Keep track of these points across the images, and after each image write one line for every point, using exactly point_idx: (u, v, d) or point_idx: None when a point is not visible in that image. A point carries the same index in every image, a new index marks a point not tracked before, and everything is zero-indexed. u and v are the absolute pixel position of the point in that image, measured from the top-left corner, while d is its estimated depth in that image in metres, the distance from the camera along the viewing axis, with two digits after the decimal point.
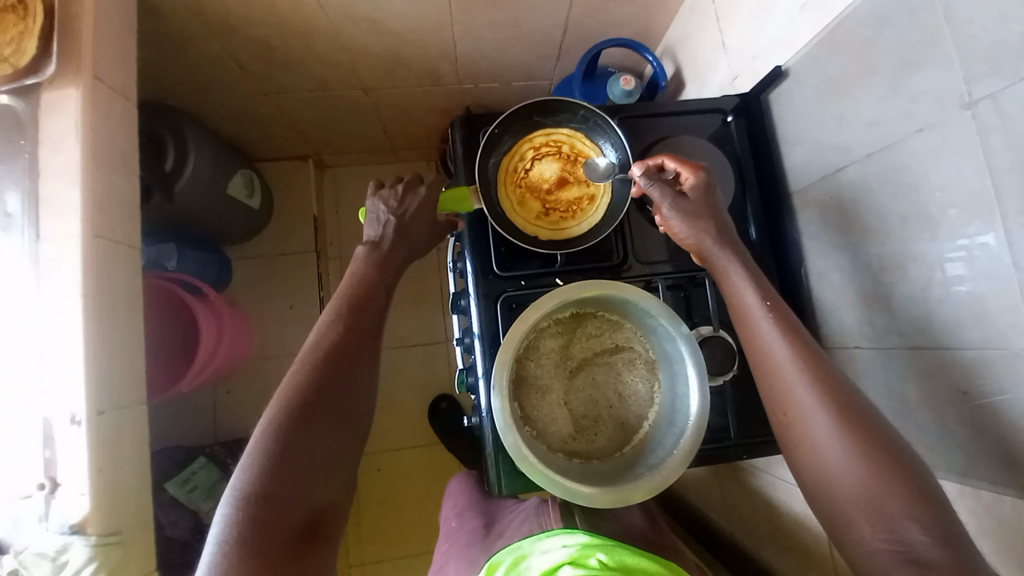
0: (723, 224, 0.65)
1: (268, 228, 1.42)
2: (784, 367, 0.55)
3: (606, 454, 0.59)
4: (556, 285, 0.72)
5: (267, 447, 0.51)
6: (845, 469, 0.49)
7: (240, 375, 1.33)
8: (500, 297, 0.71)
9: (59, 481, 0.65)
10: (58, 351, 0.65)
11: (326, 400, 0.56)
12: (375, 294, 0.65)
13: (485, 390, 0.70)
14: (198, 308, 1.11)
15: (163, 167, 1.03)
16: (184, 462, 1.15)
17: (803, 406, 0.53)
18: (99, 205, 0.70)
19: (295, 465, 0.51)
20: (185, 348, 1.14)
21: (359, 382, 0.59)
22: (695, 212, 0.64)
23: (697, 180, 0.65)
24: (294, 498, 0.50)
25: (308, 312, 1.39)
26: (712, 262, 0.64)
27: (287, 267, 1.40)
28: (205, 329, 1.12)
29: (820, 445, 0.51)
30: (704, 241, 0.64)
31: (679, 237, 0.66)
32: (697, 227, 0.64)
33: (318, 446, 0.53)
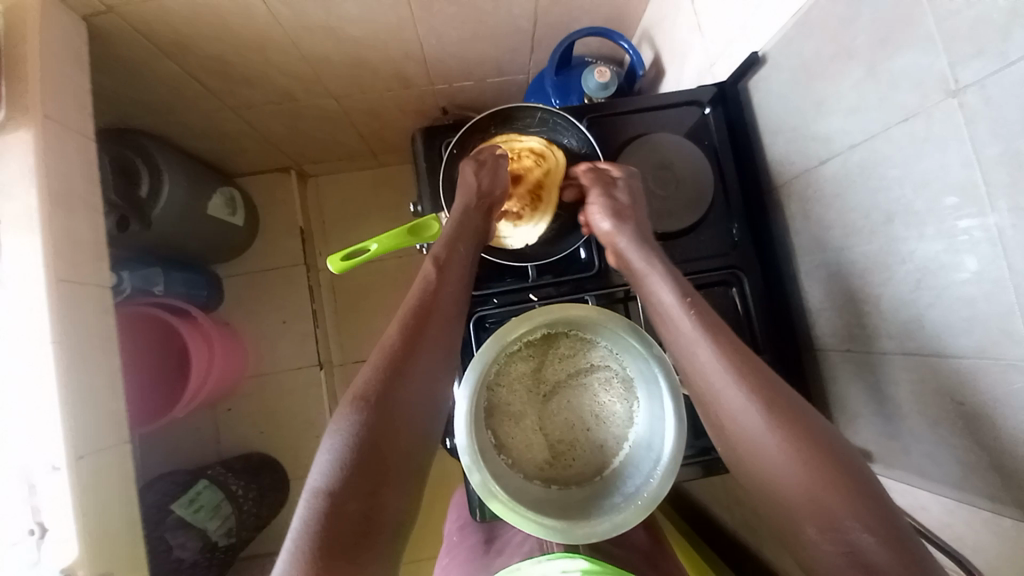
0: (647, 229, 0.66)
1: (254, 244, 1.41)
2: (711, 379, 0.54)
3: (585, 478, 0.58)
4: (531, 302, 0.69)
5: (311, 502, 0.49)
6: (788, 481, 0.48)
7: (239, 393, 1.35)
8: (472, 317, 0.69)
9: (47, 525, 0.65)
10: (27, 398, 0.64)
11: (388, 415, 0.54)
12: (437, 307, 0.61)
13: None
14: (187, 333, 1.12)
15: (136, 194, 1.01)
16: (187, 485, 1.15)
17: (738, 417, 0.52)
18: (60, 247, 0.69)
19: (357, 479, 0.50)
20: (173, 376, 1.13)
21: (420, 396, 0.56)
22: (620, 212, 0.65)
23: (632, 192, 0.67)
24: (357, 511, 0.49)
25: (301, 325, 1.38)
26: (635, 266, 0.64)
27: (276, 282, 1.40)
28: (194, 355, 1.13)
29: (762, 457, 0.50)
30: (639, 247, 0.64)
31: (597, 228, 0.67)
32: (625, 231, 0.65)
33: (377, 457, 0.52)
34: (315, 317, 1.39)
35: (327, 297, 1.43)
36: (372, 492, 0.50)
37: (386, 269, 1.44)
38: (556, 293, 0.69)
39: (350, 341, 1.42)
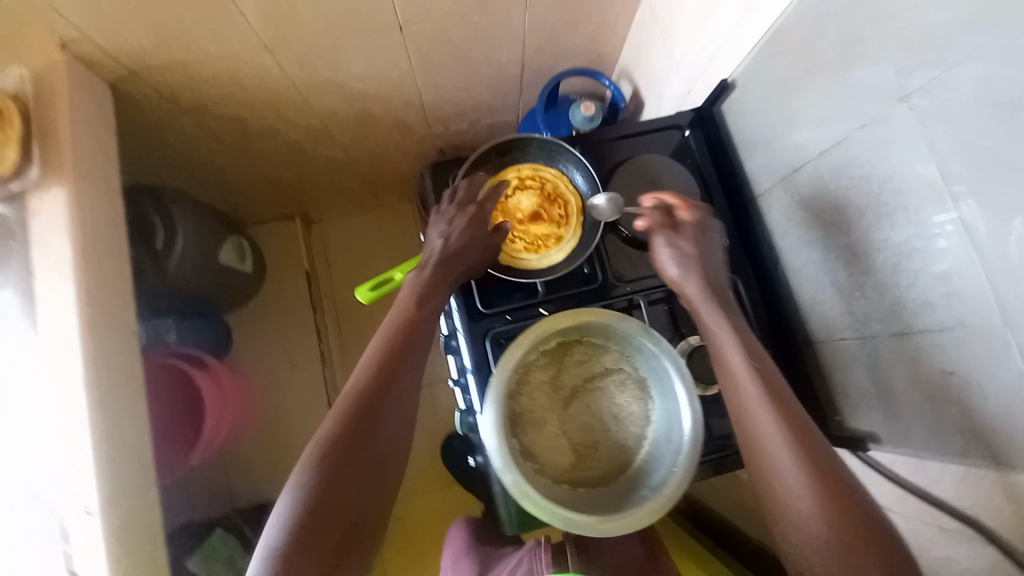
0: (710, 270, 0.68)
1: (262, 290, 1.44)
2: (752, 417, 0.56)
3: (609, 478, 0.60)
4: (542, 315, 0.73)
5: (293, 514, 0.51)
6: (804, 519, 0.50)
7: (252, 439, 1.34)
8: (487, 334, 0.72)
9: (77, 573, 0.65)
10: (59, 440, 0.66)
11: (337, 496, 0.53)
12: (407, 360, 0.62)
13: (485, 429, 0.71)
14: (207, 391, 1.14)
15: (154, 246, 1.06)
16: (200, 536, 1.13)
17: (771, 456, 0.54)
18: (93, 294, 0.72)
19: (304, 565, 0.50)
20: (190, 423, 1.15)
21: (377, 457, 0.57)
22: (686, 255, 0.67)
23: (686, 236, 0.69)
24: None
25: (310, 366, 1.40)
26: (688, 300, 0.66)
27: (285, 325, 1.43)
28: (211, 404, 1.15)
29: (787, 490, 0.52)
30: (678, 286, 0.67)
31: (666, 272, 0.69)
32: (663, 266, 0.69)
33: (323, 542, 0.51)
34: (324, 358, 1.41)
35: (334, 337, 1.46)
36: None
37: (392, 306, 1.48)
38: (565, 303, 0.73)
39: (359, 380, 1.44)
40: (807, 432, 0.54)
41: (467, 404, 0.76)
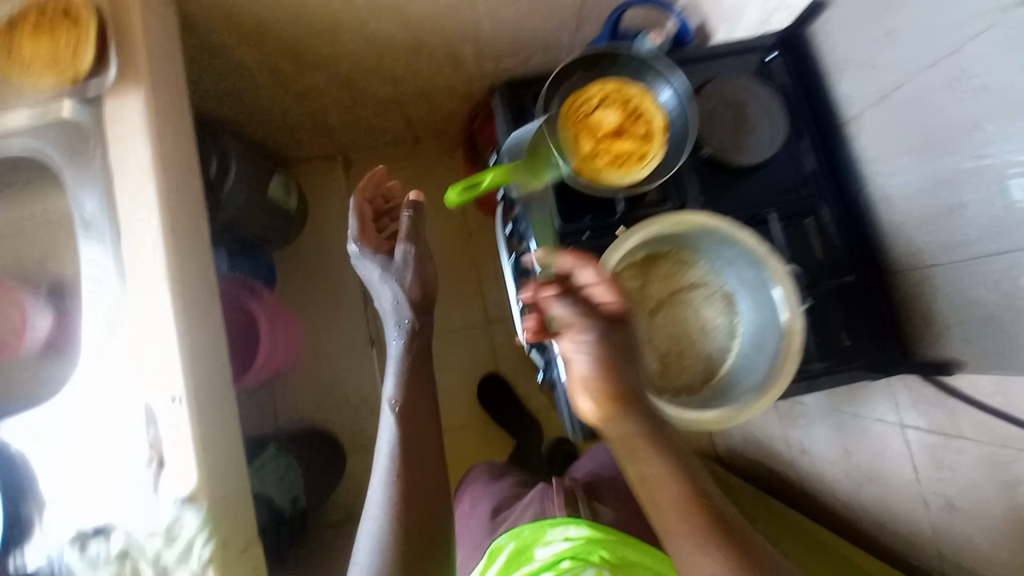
0: (628, 334, 0.57)
1: (304, 231, 1.44)
2: (612, 438, 0.55)
3: (695, 384, 0.61)
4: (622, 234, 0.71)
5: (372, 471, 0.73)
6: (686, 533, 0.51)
7: (296, 373, 1.37)
8: (565, 252, 0.71)
9: (164, 457, 0.65)
10: (145, 338, 0.67)
11: (397, 474, 0.72)
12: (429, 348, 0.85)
13: None
14: (261, 320, 1.18)
15: (208, 176, 1.06)
16: (254, 456, 1.19)
17: (637, 467, 0.54)
18: (171, 201, 0.72)
19: (392, 532, 0.67)
20: (241, 354, 1.17)
21: (422, 428, 0.77)
22: (607, 358, 0.54)
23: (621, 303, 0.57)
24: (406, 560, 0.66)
25: (352, 306, 1.41)
26: (609, 404, 0.54)
27: (327, 265, 1.43)
28: (265, 333, 1.18)
29: (668, 503, 0.52)
30: (616, 395, 0.54)
31: (574, 365, 0.55)
32: (570, 362, 0.56)
33: (398, 514, 0.69)
34: (365, 298, 1.42)
35: (375, 279, 1.46)
36: (411, 543, 0.67)
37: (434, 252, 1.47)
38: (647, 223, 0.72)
39: None
40: (637, 452, 0.54)
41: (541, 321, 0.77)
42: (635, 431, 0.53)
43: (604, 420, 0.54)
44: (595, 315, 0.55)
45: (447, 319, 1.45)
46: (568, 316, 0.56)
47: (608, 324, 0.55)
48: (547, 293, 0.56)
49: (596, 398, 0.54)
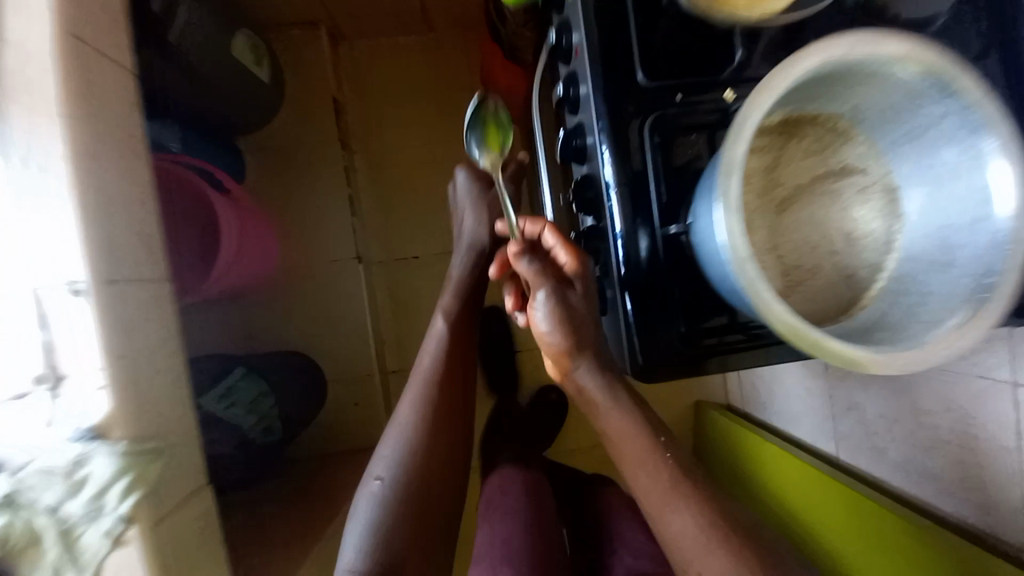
0: (581, 299, 0.55)
1: (281, 115, 1.19)
2: (571, 391, 0.59)
3: (824, 310, 0.49)
4: (731, 100, 0.50)
5: (389, 435, 0.69)
6: (644, 475, 0.55)
7: (270, 286, 1.19)
8: (647, 120, 0.49)
9: (61, 371, 0.49)
10: (32, 205, 0.48)
11: (425, 413, 0.69)
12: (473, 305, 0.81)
13: (628, 256, 0.52)
14: (225, 216, 0.93)
15: (148, 7, 0.78)
16: (220, 374, 0.98)
17: (602, 419, 0.57)
18: (71, 5, 0.50)
19: (420, 425, 0.68)
20: (204, 243, 0.97)
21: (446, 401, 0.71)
22: (569, 323, 0.53)
23: (583, 266, 0.56)
24: (428, 458, 0.67)
25: (336, 213, 1.20)
26: (564, 365, 0.56)
27: (309, 162, 1.19)
28: (229, 233, 0.94)
29: (634, 454, 0.55)
30: (571, 352, 0.55)
31: (545, 339, 0.54)
32: (533, 325, 0.55)
33: (427, 413, 0.69)
34: (352, 204, 1.21)
35: (366, 185, 1.27)
36: (434, 444, 0.68)
37: (435, 158, 1.26)
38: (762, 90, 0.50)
39: (392, 237, 1.27)
40: (593, 406, 0.57)
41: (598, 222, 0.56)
42: (599, 384, 0.56)
43: (562, 374, 0.57)
44: (558, 283, 0.54)
45: (447, 238, 1.26)
46: (530, 275, 0.55)
47: (564, 289, 0.54)
48: (520, 259, 0.55)
49: (552, 363, 0.57)
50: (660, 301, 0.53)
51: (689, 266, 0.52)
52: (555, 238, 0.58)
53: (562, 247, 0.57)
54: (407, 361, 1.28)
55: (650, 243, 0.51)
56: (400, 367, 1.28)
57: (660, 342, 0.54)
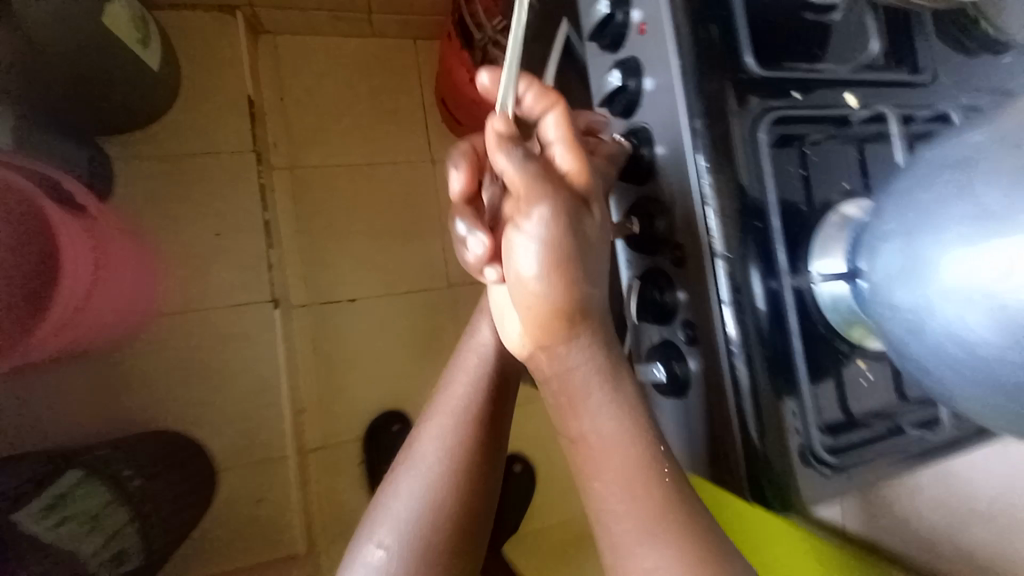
0: (594, 236, 0.34)
1: (172, 114, 0.91)
2: (544, 379, 0.37)
3: None
4: (852, 104, 0.38)
5: (397, 480, 0.41)
6: (608, 486, 0.37)
7: (139, 338, 0.87)
8: (760, 120, 0.35)
9: None
10: None
11: (453, 453, 0.41)
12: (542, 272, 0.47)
13: (742, 314, 0.34)
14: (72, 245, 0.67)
15: None
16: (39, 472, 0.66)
17: (581, 418, 0.37)
18: None
19: (443, 482, 0.40)
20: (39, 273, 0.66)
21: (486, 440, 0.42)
22: (571, 269, 0.33)
23: (590, 187, 0.36)
24: (459, 525, 0.40)
25: (245, 241, 0.94)
26: (552, 335, 0.34)
27: (210, 174, 0.93)
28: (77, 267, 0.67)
29: (610, 466, 0.36)
30: (566, 322, 0.34)
31: (525, 288, 0.33)
32: (514, 269, 0.33)
33: (454, 455, 0.40)
34: (269, 232, 0.95)
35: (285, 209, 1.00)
36: (469, 500, 0.40)
37: (375, 180, 1.05)
38: (886, 102, 0.38)
39: (320, 274, 1.02)
40: (575, 403, 0.37)
41: (677, 263, 0.37)
42: (594, 369, 0.35)
43: (547, 354, 0.36)
44: (564, 200, 0.33)
45: (390, 278, 1.05)
46: (514, 183, 0.33)
47: (575, 213, 0.34)
48: (507, 151, 0.34)
49: (534, 329, 0.35)
50: (793, 388, 0.34)
51: (820, 335, 0.35)
52: (560, 140, 0.37)
53: (569, 152, 0.36)
54: (331, 435, 0.99)
55: (780, 299, 0.34)
56: (322, 444, 0.98)
57: (794, 451, 0.34)
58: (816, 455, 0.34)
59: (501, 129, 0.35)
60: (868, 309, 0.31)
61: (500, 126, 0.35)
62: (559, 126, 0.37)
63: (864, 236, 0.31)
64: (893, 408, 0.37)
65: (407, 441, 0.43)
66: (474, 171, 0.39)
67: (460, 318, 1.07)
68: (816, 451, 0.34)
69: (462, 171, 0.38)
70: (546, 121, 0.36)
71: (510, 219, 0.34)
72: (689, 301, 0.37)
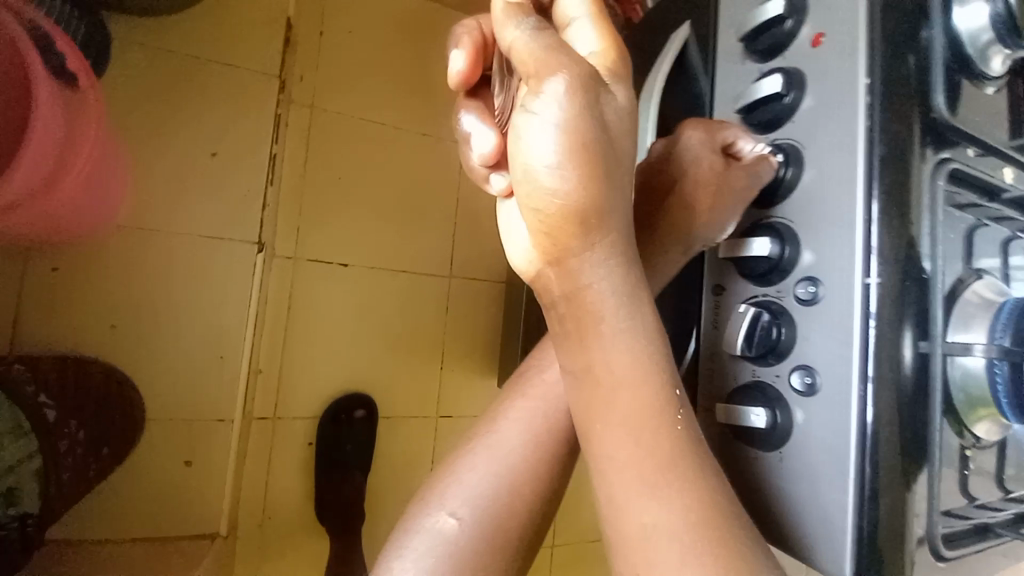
0: (624, 116, 0.27)
1: (195, 10, 0.80)
2: (556, 295, 0.30)
3: None
4: (1005, 180, 0.37)
5: (477, 455, 0.37)
6: (614, 430, 0.30)
7: (88, 249, 0.73)
8: (937, 169, 0.32)
9: None
10: None
11: (539, 439, 0.37)
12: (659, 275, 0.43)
13: (890, 372, 0.30)
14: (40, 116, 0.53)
15: None
16: None
17: (589, 349, 0.30)
18: None
19: (528, 466, 0.37)
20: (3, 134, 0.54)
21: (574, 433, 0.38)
22: (591, 165, 0.25)
23: (625, 61, 0.29)
24: (538, 511, 0.37)
25: (242, 171, 0.82)
26: (565, 244, 0.28)
27: (221, 87, 0.81)
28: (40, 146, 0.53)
29: (618, 408, 0.29)
30: (579, 230, 0.27)
31: (534, 188, 0.26)
32: (521, 159, 0.26)
33: (545, 440, 0.37)
34: (273, 167, 0.84)
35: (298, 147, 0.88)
36: (553, 488, 0.37)
37: None
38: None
39: (314, 231, 0.87)
40: (589, 326, 0.29)
41: (809, 302, 0.34)
42: (615, 287, 0.29)
43: (558, 268, 0.29)
44: (587, 64, 0.26)
45: (389, 250, 0.91)
46: (528, 55, 0.26)
47: (599, 85, 0.26)
48: (514, 20, 0.28)
49: (544, 237, 0.28)
50: (921, 467, 0.31)
51: (954, 412, 0.33)
52: (584, 6, 0.31)
53: (596, 19, 0.30)
54: (284, 408, 0.85)
55: (926, 365, 0.31)
56: (271, 414, 0.85)
57: (910, 536, 0.31)
58: (931, 540, 0.31)
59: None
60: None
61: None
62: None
63: None
64: (966, 511, 0.35)
65: (490, 414, 0.39)
66: (480, 54, 0.35)
67: (459, 314, 0.96)
68: (931, 537, 0.31)
69: (466, 50, 0.34)
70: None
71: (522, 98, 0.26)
72: (818, 347, 0.33)
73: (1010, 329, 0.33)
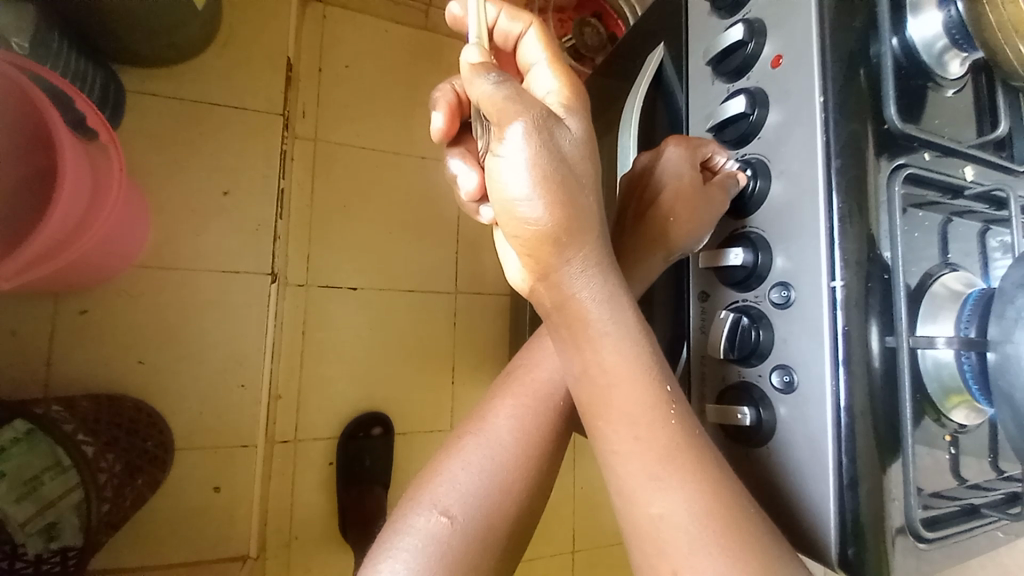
0: (580, 143, 0.29)
1: (200, 58, 0.85)
2: (548, 305, 0.32)
3: None
4: (970, 178, 0.39)
5: (472, 454, 0.40)
6: (615, 427, 0.32)
7: (115, 290, 0.78)
8: (893, 174, 0.35)
9: None
10: None
11: (521, 440, 0.41)
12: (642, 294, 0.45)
13: (858, 366, 0.32)
14: (57, 115, 0.57)
15: None
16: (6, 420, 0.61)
17: (583, 351, 0.32)
18: None
19: (516, 462, 0.40)
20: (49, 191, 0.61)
21: (553, 437, 0.42)
22: (559, 193, 0.28)
23: (582, 92, 0.33)
24: (526, 506, 0.40)
25: (253, 205, 0.86)
26: (547, 261, 0.30)
27: (228, 128, 0.86)
28: (69, 148, 0.57)
29: (615, 404, 0.32)
30: (554, 247, 0.30)
31: (517, 223, 0.29)
32: (499, 197, 0.29)
33: (530, 438, 0.41)
34: (282, 200, 0.88)
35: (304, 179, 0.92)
36: (538, 485, 0.40)
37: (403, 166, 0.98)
38: (999, 182, 0.39)
39: (324, 258, 0.91)
40: (585, 332, 0.32)
41: (784, 305, 0.36)
42: (596, 295, 0.31)
43: (547, 284, 0.32)
44: (541, 104, 0.29)
45: (396, 271, 0.95)
46: (492, 104, 0.28)
47: (553, 120, 0.29)
48: (481, 74, 0.29)
49: (528, 256, 0.30)
50: (896, 456, 0.33)
51: (928, 401, 0.35)
52: (542, 53, 0.36)
53: (553, 64, 0.35)
54: (304, 430, 0.88)
55: (892, 356, 0.33)
56: (292, 437, 0.88)
57: (891, 523, 0.33)
58: (914, 525, 0.33)
59: (476, 59, 0.32)
60: (1000, 381, 0.32)
61: (475, 57, 0.32)
62: (540, 42, 0.36)
63: (999, 307, 0.33)
64: (954, 492, 0.37)
65: (479, 412, 0.43)
66: (457, 111, 0.41)
67: (466, 329, 0.98)
68: (914, 523, 0.33)
69: (444, 111, 0.40)
70: (531, 45, 0.36)
71: (492, 144, 0.29)
72: (793, 346, 0.35)
73: (975, 319, 0.35)
